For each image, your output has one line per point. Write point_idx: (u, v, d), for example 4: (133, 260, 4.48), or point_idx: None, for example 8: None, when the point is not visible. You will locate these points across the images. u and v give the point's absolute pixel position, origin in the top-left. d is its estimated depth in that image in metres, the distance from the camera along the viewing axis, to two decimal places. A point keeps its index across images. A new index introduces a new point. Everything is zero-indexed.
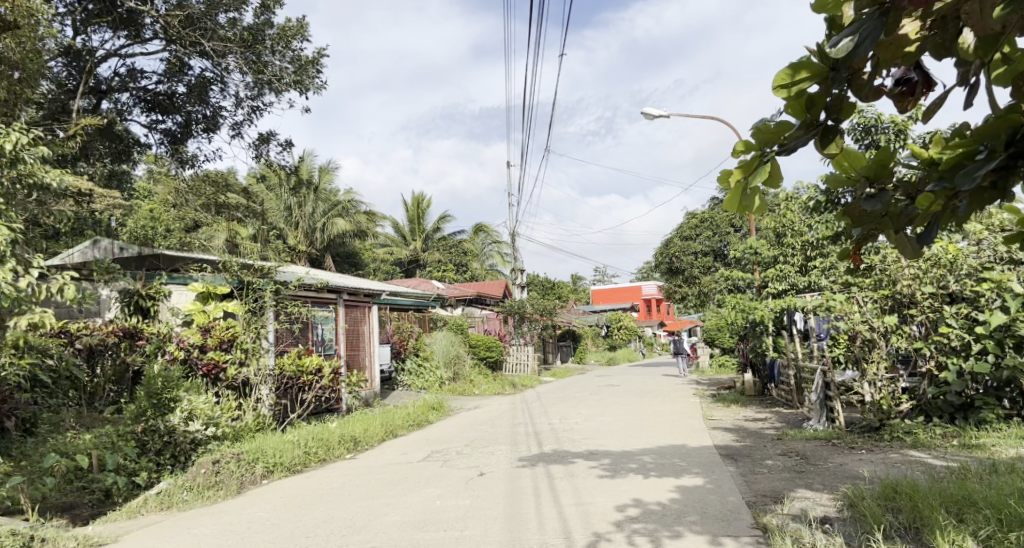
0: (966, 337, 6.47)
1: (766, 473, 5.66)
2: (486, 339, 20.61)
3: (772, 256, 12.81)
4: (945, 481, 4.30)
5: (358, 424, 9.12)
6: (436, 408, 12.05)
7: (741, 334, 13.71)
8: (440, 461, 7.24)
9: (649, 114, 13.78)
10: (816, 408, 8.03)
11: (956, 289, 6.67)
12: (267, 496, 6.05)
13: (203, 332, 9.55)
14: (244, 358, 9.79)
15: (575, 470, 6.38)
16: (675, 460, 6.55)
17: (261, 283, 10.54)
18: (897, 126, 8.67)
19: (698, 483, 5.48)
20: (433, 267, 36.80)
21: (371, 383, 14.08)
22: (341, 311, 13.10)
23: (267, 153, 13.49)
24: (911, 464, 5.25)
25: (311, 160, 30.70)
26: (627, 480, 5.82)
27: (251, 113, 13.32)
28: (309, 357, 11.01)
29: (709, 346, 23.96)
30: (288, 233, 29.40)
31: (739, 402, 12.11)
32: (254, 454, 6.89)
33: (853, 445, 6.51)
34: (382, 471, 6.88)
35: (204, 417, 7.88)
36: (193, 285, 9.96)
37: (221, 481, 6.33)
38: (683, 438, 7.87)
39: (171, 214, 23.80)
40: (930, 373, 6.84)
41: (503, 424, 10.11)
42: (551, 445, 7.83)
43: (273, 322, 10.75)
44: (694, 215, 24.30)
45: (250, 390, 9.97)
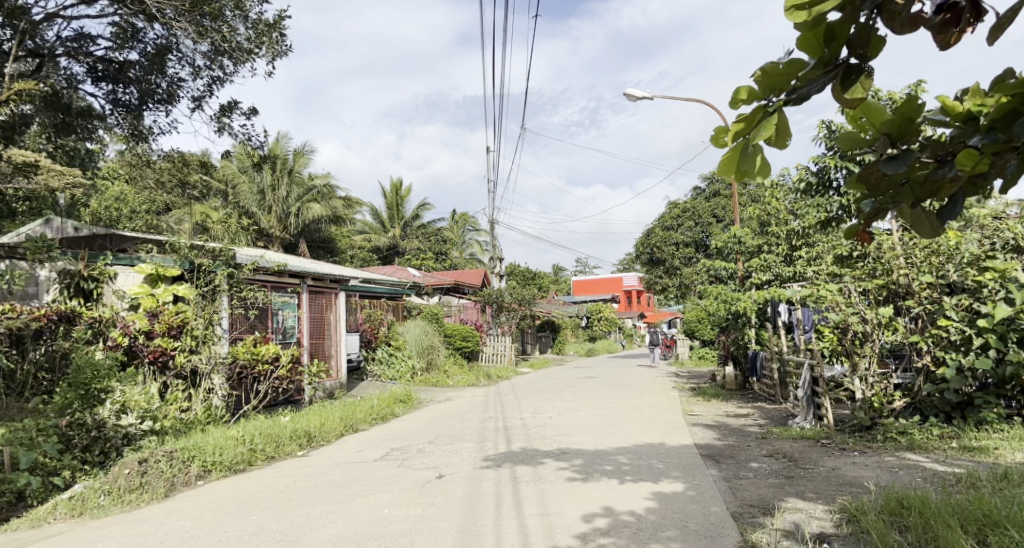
0: (966, 330, 5.97)
1: (751, 479, 5.13)
2: (462, 329, 20.01)
3: (756, 246, 12.35)
4: (958, 494, 3.79)
5: (313, 418, 8.48)
6: (403, 401, 11.40)
7: (722, 326, 13.27)
8: (398, 461, 6.62)
9: (631, 94, 13.15)
10: (802, 405, 7.58)
11: (956, 279, 6.21)
12: (196, 501, 5.38)
13: (151, 317, 8.91)
14: (195, 346, 9.21)
15: (543, 472, 5.81)
16: (652, 462, 6.01)
17: (214, 266, 9.80)
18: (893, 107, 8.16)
19: (677, 489, 4.94)
20: (412, 255, 36.00)
21: (337, 374, 13.39)
22: (305, 296, 12.37)
23: (230, 124, 12.58)
24: (912, 471, 4.75)
25: (285, 142, 29.65)
26: (598, 485, 5.27)
27: (211, 83, 12.41)
28: (265, 346, 10.29)
29: (689, 338, 23.58)
30: (260, 217, 28.42)
31: (720, 396, 11.69)
32: (189, 453, 6.23)
33: (845, 447, 6.02)
34: (332, 473, 6.24)
35: (140, 410, 7.18)
36: (141, 267, 9.30)
37: (146, 482, 5.63)
38: (660, 436, 7.35)
39: (136, 196, 22.74)
40: (926, 369, 6.35)
41: (472, 419, 9.51)
42: (520, 443, 7.25)
43: (227, 309, 10.01)
44: (676, 205, 23.84)
45: (201, 380, 9.31)
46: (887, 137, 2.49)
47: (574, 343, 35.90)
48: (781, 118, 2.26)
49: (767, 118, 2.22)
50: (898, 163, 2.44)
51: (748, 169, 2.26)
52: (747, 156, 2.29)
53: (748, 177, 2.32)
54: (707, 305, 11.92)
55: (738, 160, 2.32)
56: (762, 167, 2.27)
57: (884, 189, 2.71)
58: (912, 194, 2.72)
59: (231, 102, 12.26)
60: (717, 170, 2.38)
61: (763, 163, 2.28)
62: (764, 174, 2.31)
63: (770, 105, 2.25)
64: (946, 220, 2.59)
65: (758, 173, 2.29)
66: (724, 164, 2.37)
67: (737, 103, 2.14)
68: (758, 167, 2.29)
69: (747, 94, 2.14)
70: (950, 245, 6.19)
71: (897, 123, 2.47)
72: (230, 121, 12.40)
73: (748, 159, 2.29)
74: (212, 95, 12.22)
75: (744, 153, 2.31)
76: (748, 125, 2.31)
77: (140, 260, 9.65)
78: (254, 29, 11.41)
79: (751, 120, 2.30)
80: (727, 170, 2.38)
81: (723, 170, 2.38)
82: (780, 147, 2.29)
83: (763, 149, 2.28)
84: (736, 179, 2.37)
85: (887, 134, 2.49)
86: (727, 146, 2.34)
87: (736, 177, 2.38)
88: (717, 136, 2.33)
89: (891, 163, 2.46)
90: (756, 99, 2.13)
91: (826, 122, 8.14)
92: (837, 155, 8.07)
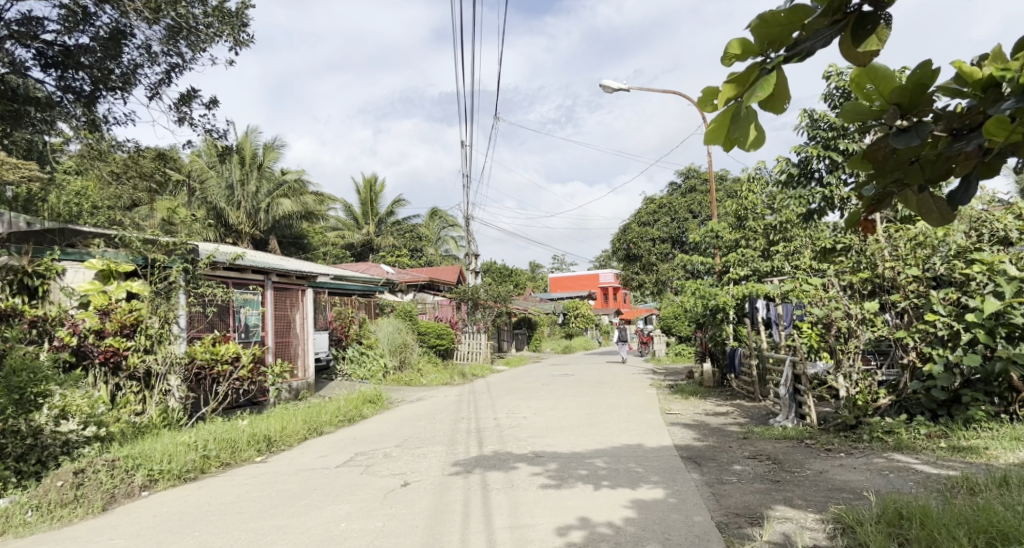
0: (953, 326, 5.78)
1: (735, 483, 4.85)
2: (436, 326, 19.54)
3: (734, 240, 12.13)
4: (958, 503, 3.55)
5: (274, 421, 8.00)
6: (373, 401, 10.94)
7: (699, 322, 13.06)
8: (361, 467, 6.21)
9: (608, 86, 12.83)
10: (784, 404, 7.36)
11: (942, 272, 6.02)
12: (136, 515, 4.87)
13: (102, 315, 8.40)
14: (149, 346, 8.66)
15: (516, 478, 5.45)
16: (630, 465, 5.69)
17: (168, 261, 9.21)
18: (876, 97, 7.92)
19: (657, 496, 4.63)
20: (386, 252, 35.33)
21: (304, 373, 12.84)
22: (270, 293, 11.84)
23: (191, 114, 11.89)
24: (906, 477, 4.53)
25: (254, 136, 28.74)
26: (575, 491, 4.93)
27: (169, 70, 11.52)
28: (225, 345, 9.73)
29: (665, 334, 23.41)
30: (229, 213, 27.55)
31: (697, 394, 11.50)
32: (133, 461, 5.64)
33: (831, 449, 5.80)
34: (290, 481, 5.79)
35: (82, 415, 6.59)
36: (92, 263, 8.70)
37: (83, 495, 5.03)
38: (639, 437, 7.04)
39: (96, 190, 21.80)
40: (913, 366, 6.17)
41: (444, 420, 9.11)
42: (492, 446, 6.89)
43: (184, 305, 9.42)
44: (653, 200, 23.64)
45: (155, 381, 8.77)
46: (897, 107, 2.16)
47: (551, 340, 35.64)
48: (781, 76, 1.96)
49: (763, 77, 1.91)
50: (910, 136, 2.12)
51: (740, 138, 1.98)
52: (739, 122, 2.01)
53: (740, 146, 2.05)
54: (685, 301, 11.67)
55: (730, 126, 2.05)
56: (755, 136, 1.99)
57: (891, 168, 2.41)
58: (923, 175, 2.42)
59: (191, 91, 11.56)
60: (706, 139, 2.11)
61: (756, 130, 2.01)
62: (757, 143, 2.03)
63: (768, 62, 1.95)
64: (957, 205, 2.28)
65: (750, 142, 2.02)
66: (713, 132, 2.09)
67: (728, 60, 1.83)
68: (750, 134, 2.02)
69: (740, 49, 1.81)
70: (937, 237, 6.02)
71: (910, 92, 2.13)
72: (191, 111, 11.72)
73: (741, 126, 2.01)
74: (171, 84, 11.43)
75: (736, 118, 2.03)
76: (742, 86, 2.02)
77: (91, 254, 8.97)
78: (211, 13, 10.77)
79: (744, 79, 2.00)
80: (716, 138, 2.11)
81: (711, 137, 2.11)
82: (776, 112, 2.00)
83: (757, 113, 2.00)
84: (725, 148, 2.10)
85: (897, 104, 2.17)
86: (715, 110, 2.05)
87: (726, 147, 2.10)
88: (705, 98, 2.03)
89: (901, 137, 2.14)
90: (752, 55, 1.81)
91: (807, 111, 7.91)
92: (820, 145, 7.86)
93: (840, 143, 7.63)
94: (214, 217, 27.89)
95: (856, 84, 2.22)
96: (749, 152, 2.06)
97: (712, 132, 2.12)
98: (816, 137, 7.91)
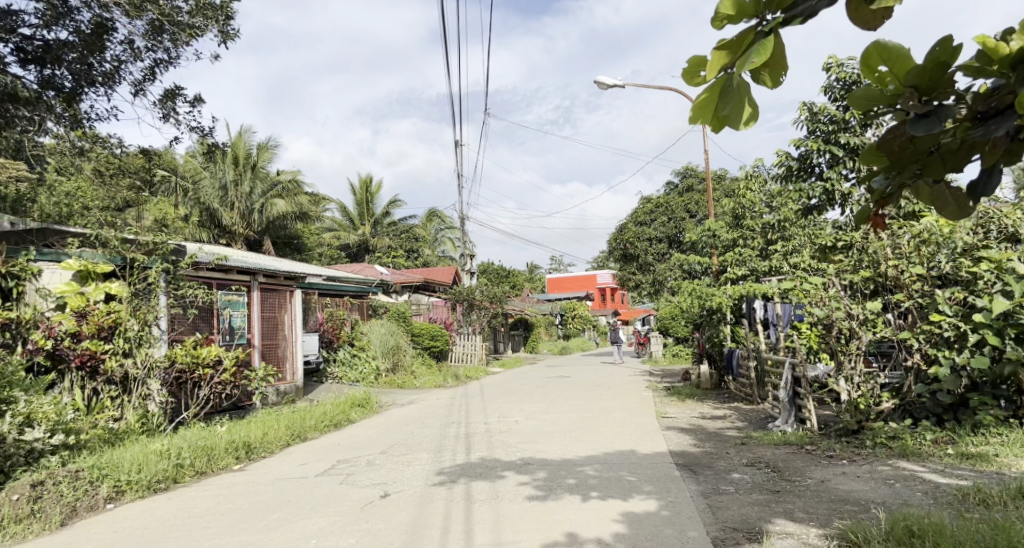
0: (959, 326, 5.51)
1: (732, 494, 4.58)
2: (430, 328, 19.22)
3: (732, 239, 11.85)
4: (972, 518, 3.29)
5: (256, 426, 7.71)
6: (361, 405, 10.65)
7: (696, 322, 12.78)
8: (341, 476, 5.93)
9: (603, 83, 12.55)
10: (784, 407, 7.10)
11: (948, 270, 5.77)
12: (95, 531, 4.54)
13: (79, 317, 8.11)
14: (128, 349, 8.36)
15: (501, 489, 5.18)
16: (622, 474, 5.42)
17: (147, 262, 8.87)
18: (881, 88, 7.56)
19: (650, 509, 4.36)
20: (382, 253, 35.00)
21: (292, 377, 12.53)
22: (256, 294, 11.57)
23: (176, 111, 11.57)
24: (913, 487, 4.27)
25: (248, 136, 28.41)
26: (562, 503, 4.66)
27: (154, 66, 11.15)
28: (207, 347, 9.41)
29: (662, 334, 23.13)
30: (222, 213, 27.20)
31: (694, 396, 11.22)
32: (99, 471, 5.32)
33: (833, 455, 5.54)
34: (265, 492, 5.50)
35: (49, 423, 6.13)
36: (68, 264, 8.38)
37: (39, 510, 4.72)
38: (632, 444, 6.76)
39: (86, 190, 21.39)
40: (917, 368, 5.92)
41: (432, 425, 8.82)
42: (480, 453, 6.61)
43: (165, 306, 9.13)
44: (649, 200, 23.36)
45: (134, 386, 8.47)
46: (914, 89, 1.81)
47: (548, 341, 35.29)
48: (778, 43, 1.68)
49: (759, 44, 1.62)
50: (932, 123, 1.82)
51: (731, 117, 1.71)
52: (730, 96, 1.73)
53: (731, 125, 1.77)
54: (681, 301, 11.39)
55: (719, 102, 1.76)
56: (748, 112, 1.72)
57: (907, 161, 2.10)
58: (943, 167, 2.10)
59: (176, 88, 11.23)
60: (691, 117, 1.85)
61: (749, 106, 1.73)
62: (751, 120, 1.75)
63: (763, 26, 1.66)
64: (981, 196, 2.01)
65: (742, 120, 1.75)
66: (698, 109, 1.82)
67: (719, 22, 1.55)
68: (744, 111, 1.73)
69: (732, 9, 1.51)
70: (942, 233, 5.77)
71: (929, 73, 1.79)
72: (176, 108, 11.40)
73: (732, 102, 1.73)
74: (156, 81, 11.07)
75: (727, 93, 1.75)
76: (733, 55, 1.73)
77: (68, 255, 8.64)
78: (198, 10, 10.41)
79: (737, 46, 1.72)
80: (703, 116, 1.83)
81: (698, 115, 1.83)
82: (772, 85, 1.74)
83: (751, 87, 1.73)
84: (714, 128, 1.83)
85: (915, 86, 1.81)
86: (703, 84, 1.77)
87: (715, 125, 1.82)
88: (691, 69, 1.75)
89: (923, 123, 1.82)
90: (747, 17, 1.52)
91: (806, 104, 7.64)
92: (820, 139, 7.61)
93: (842, 137, 7.38)
94: (207, 219, 27.51)
95: (864, 65, 1.85)
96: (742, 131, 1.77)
97: (698, 109, 1.85)
98: (816, 131, 7.66)
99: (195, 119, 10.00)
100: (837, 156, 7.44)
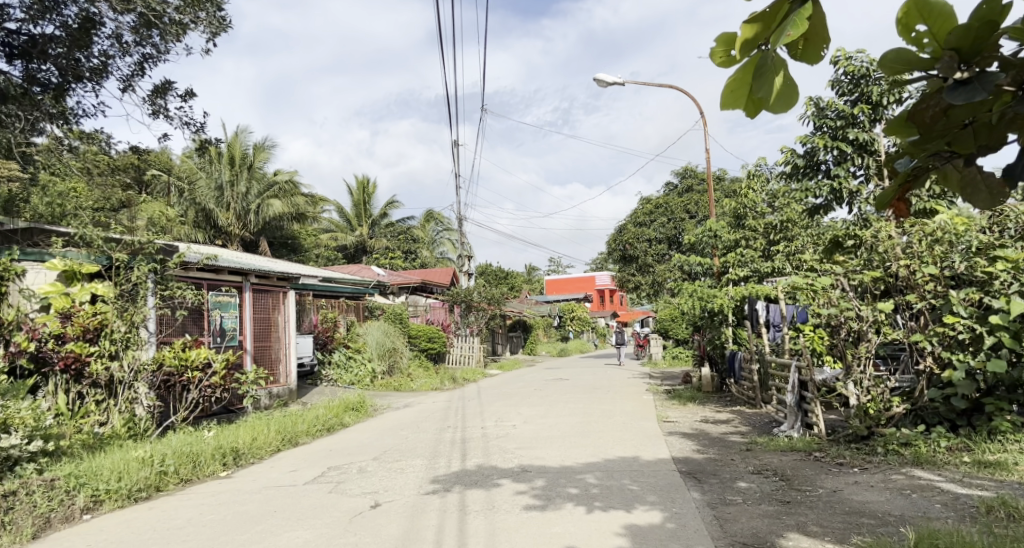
0: (974, 329, 5.30)
1: (740, 505, 4.36)
2: (426, 329, 18.99)
3: (733, 240, 11.61)
4: (1001, 534, 3.07)
5: (244, 431, 7.47)
6: (355, 408, 10.42)
7: (697, 324, 12.57)
8: (331, 484, 5.69)
9: (603, 80, 12.34)
10: (790, 412, 6.87)
11: (962, 270, 5.56)
12: (68, 543, 4.30)
13: (64, 319, 7.90)
14: (115, 351, 8.13)
15: (497, 498, 4.95)
16: (624, 482, 5.20)
17: (133, 261, 8.58)
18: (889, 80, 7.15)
19: (654, 521, 4.13)
20: (380, 254, 34.66)
21: (286, 379, 12.30)
22: (248, 295, 11.33)
23: (166, 107, 11.34)
24: (931, 498, 4.06)
25: (244, 136, 28.13)
26: (562, 514, 4.43)
27: (143, 61, 10.91)
28: (196, 350, 9.16)
29: (662, 337, 22.92)
30: (218, 214, 26.91)
31: (696, 400, 10.99)
32: (77, 480, 5.09)
33: (843, 463, 5.33)
34: (251, 500, 5.26)
35: (27, 428, 5.88)
36: (52, 264, 8.18)
37: (10, 522, 4.46)
38: (634, 449, 6.55)
39: (79, 189, 21.07)
40: (929, 372, 5.69)
41: (428, 429, 8.59)
42: (476, 460, 6.39)
43: (153, 307, 8.87)
44: (649, 201, 23.12)
45: (120, 389, 8.22)
46: (954, 52, 1.57)
47: (546, 342, 35.08)
48: (818, 12, 1.47)
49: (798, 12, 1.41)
50: (973, 90, 1.56)
51: (766, 96, 1.53)
52: (762, 75, 1.54)
53: (766, 107, 1.58)
54: (682, 303, 11.17)
55: (751, 84, 1.58)
56: (784, 90, 1.54)
57: (937, 135, 1.88)
58: (977, 144, 1.90)
59: (166, 83, 10.98)
60: (723, 99, 1.66)
61: (785, 83, 1.53)
62: (787, 100, 1.56)
63: None
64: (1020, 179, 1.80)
65: (777, 100, 1.56)
66: (730, 92, 1.64)
67: None
68: (777, 90, 1.54)
69: None
70: (956, 231, 5.65)
71: (975, 33, 1.55)
72: (166, 104, 11.17)
73: (764, 81, 1.55)
74: (145, 76, 10.82)
75: (761, 71, 1.55)
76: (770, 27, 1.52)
77: (52, 254, 8.44)
78: (187, 4, 10.19)
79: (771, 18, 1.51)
80: (735, 100, 1.65)
81: (729, 98, 1.65)
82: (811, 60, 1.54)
83: (788, 63, 1.53)
84: (749, 110, 1.64)
85: (954, 49, 1.57)
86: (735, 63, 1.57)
87: (751, 110, 1.64)
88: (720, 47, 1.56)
89: (959, 90, 1.57)
90: None
91: (812, 99, 7.45)
92: (827, 135, 7.41)
93: (850, 132, 7.17)
94: (202, 219, 27.24)
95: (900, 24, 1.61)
96: (779, 113, 1.58)
97: (730, 90, 1.66)
98: (822, 127, 7.47)
99: (186, 117, 10.16)
100: (847, 153, 7.27)
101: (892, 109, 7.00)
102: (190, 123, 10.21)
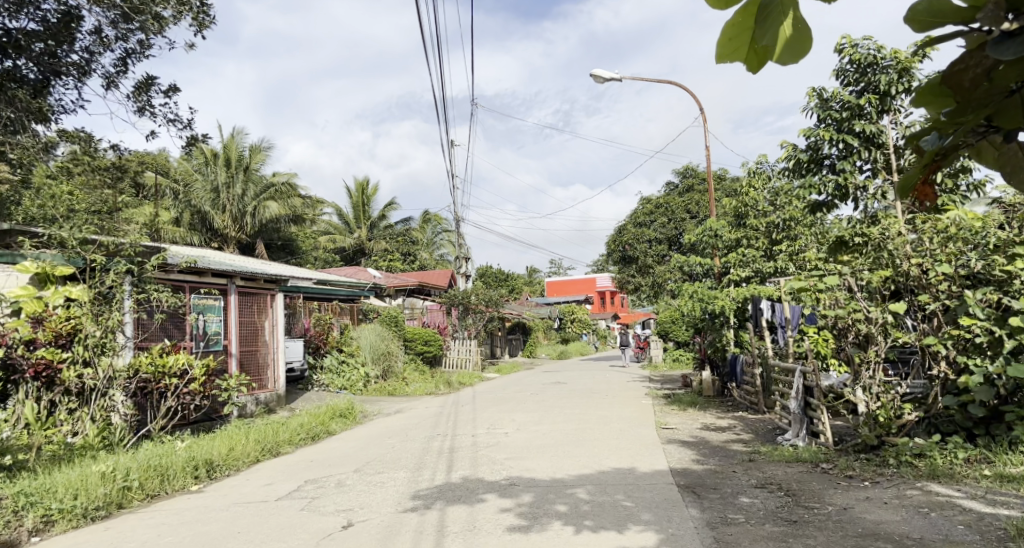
0: (993, 331, 4.93)
1: (743, 526, 3.99)
2: (422, 332, 18.61)
3: (734, 239, 11.20)
4: None
5: (221, 441, 7.12)
6: (344, 415, 10.05)
7: (697, 327, 12.19)
8: (305, 500, 5.33)
9: (599, 75, 12.00)
10: (795, 419, 6.54)
11: (978, 269, 5.21)
12: None
13: (35, 324, 7.54)
14: (89, 358, 7.77)
15: (479, 516, 4.58)
16: (617, 498, 4.83)
17: (110, 263, 8.24)
18: (901, 64, 6.55)
19: (648, 543, 3.78)
20: (379, 257, 34.18)
21: (274, 385, 11.95)
22: (233, 298, 10.97)
23: (150, 103, 10.99)
24: (952, 518, 3.69)
25: (240, 138, 27.71)
26: (548, 536, 4.06)
27: (125, 56, 10.56)
28: (175, 355, 8.81)
29: (663, 339, 22.57)
30: (214, 216, 26.50)
31: (696, 405, 10.61)
32: (27, 498, 4.75)
33: (853, 476, 4.96)
34: (218, 519, 4.90)
35: None
36: (24, 266, 7.79)
37: None
38: (630, 460, 6.19)
39: (70, 190, 20.62)
40: (944, 377, 5.33)
41: (416, 438, 8.23)
42: (462, 472, 6.02)
43: (130, 310, 8.53)
44: (649, 201, 22.75)
45: (95, 398, 7.87)
46: None
47: (546, 344, 34.72)
48: None
49: None
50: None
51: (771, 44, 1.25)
52: (766, 18, 1.24)
53: (772, 58, 1.29)
54: (682, 305, 10.77)
55: (753, 29, 1.27)
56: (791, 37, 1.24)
57: (982, 101, 1.35)
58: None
59: (150, 78, 10.64)
60: (720, 50, 1.36)
61: (797, 27, 1.23)
62: (797, 51, 1.26)
63: None
64: None
65: (785, 48, 1.26)
66: (728, 41, 1.34)
67: None
68: (786, 34, 1.24)
69: None
70: (972, 229, 5.26)
71: None
72: (150, 100, 10.81)
73: (769, 25, 1.24)
74: (127, 72, 10.46)
75: (765, 14, 1.24)
76: None
77: (24, 256, 8.07)
78: None
79: None
80: (735, 51, 1.34)
81: (727, 49, 1.35)
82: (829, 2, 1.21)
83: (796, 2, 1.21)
84: (752, 64, 1.34)
85: None
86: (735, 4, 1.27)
87: (754, 63, 1.34)
88: None
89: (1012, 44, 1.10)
90: None
91: (815, 90, 7.09)
92: (832, 128, 7.05)
93: (857, 124, 6.80)
94: (198, 221, 26.90)
95: None
96: (786, 65, 1.28)
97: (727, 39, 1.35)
98: (826, 119, 7.11)
99: (173, 113, 8.72)
100: (853, 146, 6.93)
101: (902, 99, 6.65)
102: (179, 121, 8.81)
